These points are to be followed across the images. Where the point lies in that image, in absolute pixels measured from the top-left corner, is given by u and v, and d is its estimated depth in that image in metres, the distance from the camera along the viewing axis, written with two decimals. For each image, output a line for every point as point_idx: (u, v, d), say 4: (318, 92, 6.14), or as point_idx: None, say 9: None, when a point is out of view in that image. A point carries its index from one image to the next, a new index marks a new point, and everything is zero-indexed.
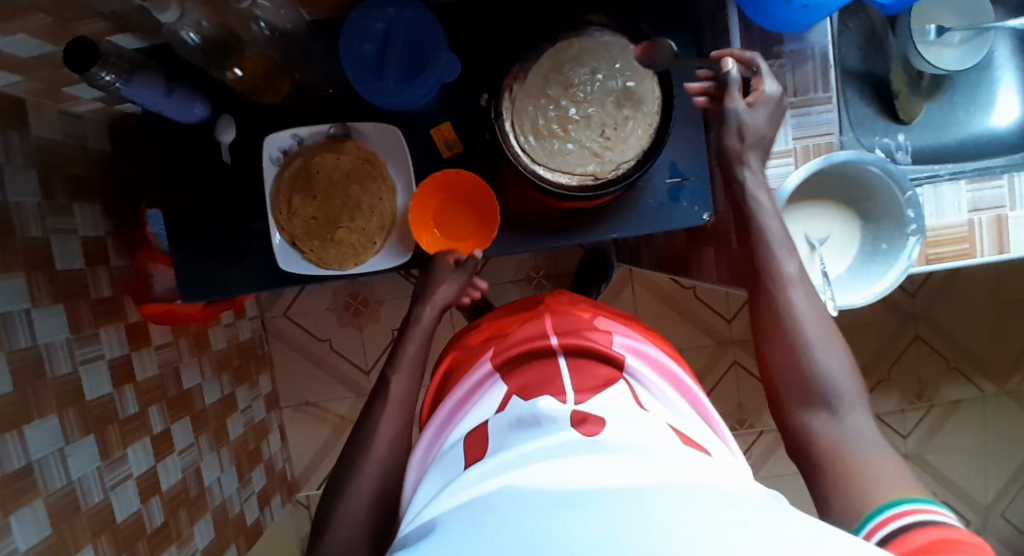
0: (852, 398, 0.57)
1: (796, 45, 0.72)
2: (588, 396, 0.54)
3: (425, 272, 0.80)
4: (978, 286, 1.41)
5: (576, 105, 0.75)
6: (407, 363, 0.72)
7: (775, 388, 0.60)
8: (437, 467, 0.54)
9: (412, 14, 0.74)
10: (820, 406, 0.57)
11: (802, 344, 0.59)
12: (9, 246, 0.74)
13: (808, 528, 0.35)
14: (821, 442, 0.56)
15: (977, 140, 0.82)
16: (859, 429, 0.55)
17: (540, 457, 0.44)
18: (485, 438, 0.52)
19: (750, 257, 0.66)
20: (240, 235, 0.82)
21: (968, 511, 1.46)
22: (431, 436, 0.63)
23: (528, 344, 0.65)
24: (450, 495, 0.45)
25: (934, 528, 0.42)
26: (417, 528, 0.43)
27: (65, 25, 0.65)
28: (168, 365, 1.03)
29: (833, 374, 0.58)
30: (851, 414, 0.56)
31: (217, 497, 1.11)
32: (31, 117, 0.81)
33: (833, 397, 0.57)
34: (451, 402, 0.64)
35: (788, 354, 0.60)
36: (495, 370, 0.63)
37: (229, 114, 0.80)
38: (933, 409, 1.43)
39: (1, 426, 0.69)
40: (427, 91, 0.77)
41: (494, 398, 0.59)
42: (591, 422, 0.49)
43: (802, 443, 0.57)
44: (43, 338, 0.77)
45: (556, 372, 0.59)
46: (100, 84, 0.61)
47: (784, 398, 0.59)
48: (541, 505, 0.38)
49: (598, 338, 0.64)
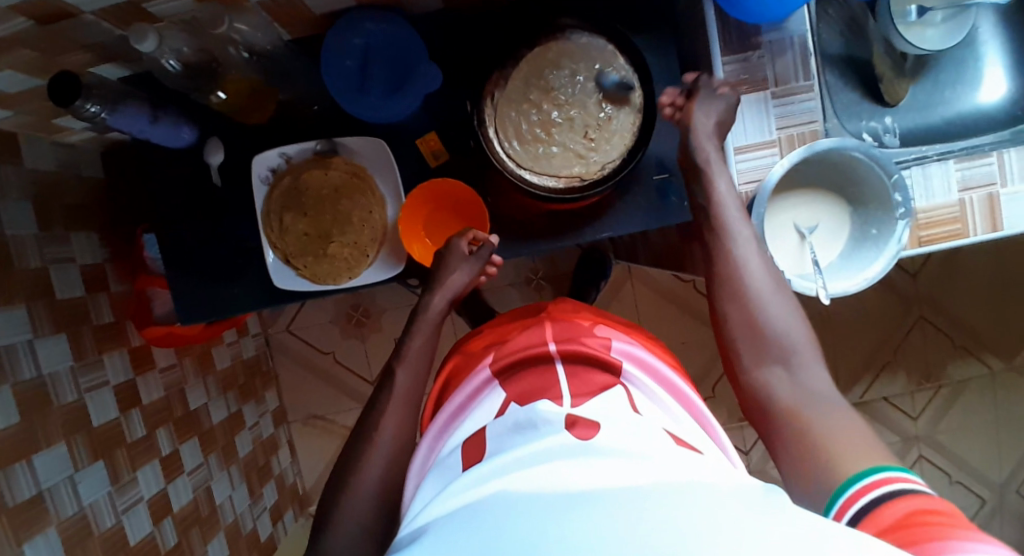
0: (802, 350, 0.64)
1: (774, 35, 0.72)
2: (584, 401, 0.55)
3: (435, 263, 0.80)
4: (979, 262, 1.40)
5: (559, 108, 0.76)
6: (412, 356, 0.74)
7: (734, 345, 0.67)
8: (435, 475, 0.53)
9: (390, 29, 0.75)
10: (775, 360, 0.64)
11: (759, 301, 0.66)
12: (8, 278, 0.75)
13: (801, 526, 0.35)
14: (778, 392, 0.62)
15: (965, 117, 0.81)
16: (809, 379, 0.63)
17: (533, 463, 0.44)
18: (484, 442, 0.53)
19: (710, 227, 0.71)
20: (235, 255, 0.83)
21: (982, 490, 1.46)
22: (430, 443, 0.63)
23: (524, 351, 0.65)
24: (446, 499, 0.45)
25: (901, 506, 0.45)
26: (409, 534, 0.43)
27: (49, 60, 0.65)
28: (173, 387, 1.04)
29: (785, 331, 0.65)
30: (802, 364, 0.63)
31: (229, 514, 1.12)
32: (23, 150, 0.82)
33: (787, 354, 0.64)
34: (449, 410, 0.64)
35: (744, 316, 0.66)
36: (494, 377, 0.63)
37: (217, 136, 0.81)
38: (941, 389, 1.42)
39: (9, 458, 0.69)
40: (408, 105, 0.78)
41: (493, 403, 0.59)
42: (584, 426, 0.49)
43: (762, 394, 0.63)
44: (48, 368, 0.78)
45: (554, 378, 0.60)
46: (87, 116, 0.62)
47: (743, 356, 0.66)
48: (535, 507, 0.38)
49: (594, 344, 0.65)
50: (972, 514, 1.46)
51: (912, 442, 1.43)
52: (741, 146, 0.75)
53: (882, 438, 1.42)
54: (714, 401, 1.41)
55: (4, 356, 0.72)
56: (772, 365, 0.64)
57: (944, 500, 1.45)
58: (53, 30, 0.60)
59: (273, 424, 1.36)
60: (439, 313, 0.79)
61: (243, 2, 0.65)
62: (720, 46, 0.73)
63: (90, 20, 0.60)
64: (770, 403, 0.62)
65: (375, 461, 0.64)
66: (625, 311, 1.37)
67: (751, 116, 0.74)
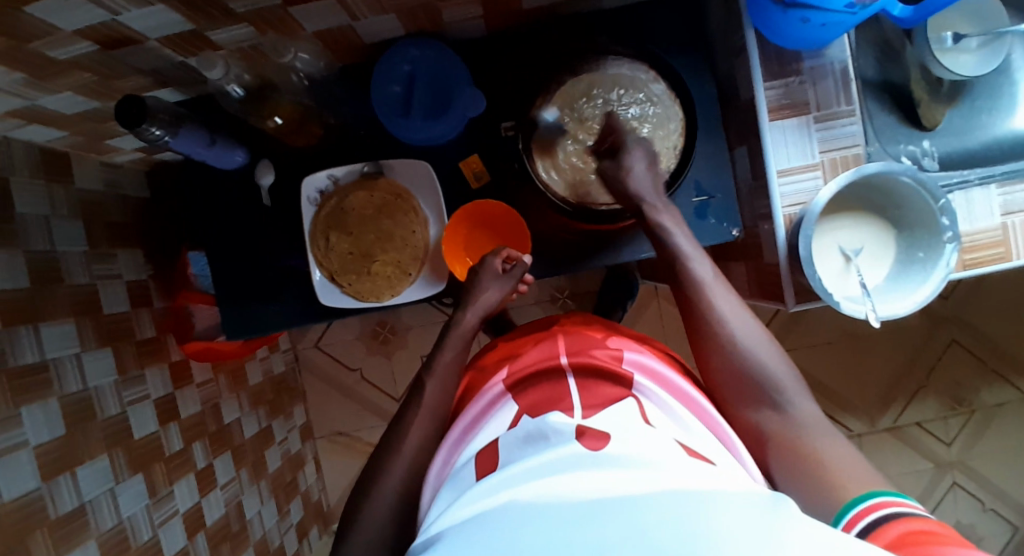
0: (792, 389, 0.63)
1: (814, 61, 0.74)
2: (594, 411, 0.55)
3: (468, 277, 0.80)
4: (1013, 286, 1.38)
5: (593, 137, 0.79)
6: (442, 365, 0.73)
7: (721, 388, 0.65)
8: (451, 486, 0.53)
9: (436, 55, 0.78)
10: (765, 402, 0.62)
11: (731, 341, 0.66)
12: (60, 293, 0.77)
13: (821, 530, 0.35)
14: (774, 435, 0.60)
15: (1002, 143, 0.81)
16: (802, 418, 0.61)
17: (550, 472, 0.44)
18: (496, 453, 0.53)
19: (672, 273, 0.72)
20: (277, 273, 0.85)
21: (1017, 517, 1.42)
22: (446, 453, 0.63)
23: (539, 364, 0.65)
24: (458, 509, 0.44)
25: (914, 521, 0.43)
26: (426, 541, 0.43)
27: (109, 83, 0.68)
28: (209, 402, 1.05)
29: (771, 372, 0.63)
30: (792, 403, 0.62)
31: (257, 530, 1.12)
32: (75, 170, 0.85)
33: (770, 390, 0.62)
34: (464, 422, 0.64)
35: (723, 358, 0.65)
36: (508, 389, 0.64)
37: (267, 158, 0.84)
38: (974, 414, 1.39)
39: (51, 471, 0.70)
40: (451, 127, 0.81)
41: (506, 415, 0.59)
42: (594, 437, 0.49)
43: (756, 438, 0.61)
44: (93, 382, 0.80)
45: (565, 389, 0.60)
46: (149, 139, 0.65)
47: (732, 399, 0.65)
48: (567, 516, 0.38)
49: (608, 357, 0.65)
50: (1007, 542, 1.43)
51: (944, 468, 1.40)
52: (783, 170, 0.75)
53: (914, 464, 1.39)
54: None
55: (53, 370, 0.74)
56: (764, 407, 0.62)
57: (978, 529, 1.41)
58: (116, 54, 0.62)
59: (300, 440, 1.37)
60: (470, 330, 0.77)
61: (300, 31, 0.68)
62: (760, 71, 0.74)
63: (152, 47, 0.63)
64: (766, 444, 0.60)
65: (421, 478, 0.64)
66: (651, 331, 1.37)
67: (795, 139, 0.75)
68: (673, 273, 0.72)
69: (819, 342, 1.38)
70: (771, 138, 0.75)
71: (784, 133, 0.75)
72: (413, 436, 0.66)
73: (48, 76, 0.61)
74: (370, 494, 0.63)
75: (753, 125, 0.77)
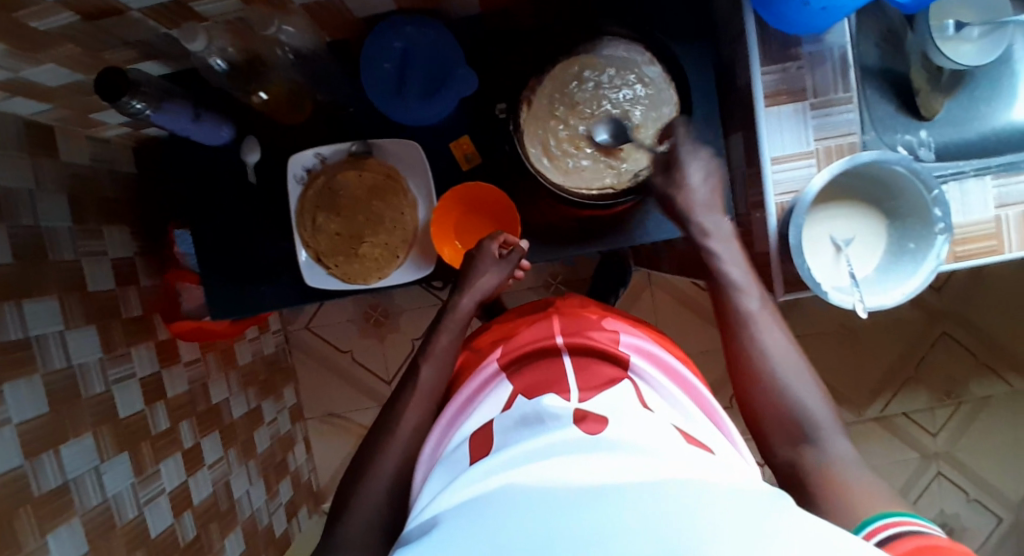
0: (831, 428, 0.60)
1: (814, 47, 0.72)
2: (591, 394, 0.54)
3: (467, 263, 0.79)
4: (1005, 281, 1.38)
5: (585, 122, 0.76)
6: (439, 352, 0.72)
7: (764, 426, 0.64)
8: (444, 469, 0.53)
9: (431, 33, 0.77)
10: (804, 441, 0.60)
11: (774, 376, 0.64)
12: (44, 269, 0.76)
13: (817, 526, 0.35)
14: (810, 474, 0.58)
15: (998, 134, 0.80)
16: (840, 456, 0.58)
17: (545, 456, 0.44)
18: (489, 436, 0.52)
19: (716, 302, 0.71)
20: (267, 252, 0.84)
21: (1000, 509, 1.44)
22: (439, 436, 0.63)
23: (532, 345, 0.65)
24: (453, 493, 0.44)
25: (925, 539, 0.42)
26: (420, 525, 0.43)
27: (92, 56, 0.66)
28: (197, 382, 1.05)
29: (811, 411, 0.61)
30: (830, 442, 0.59)
31: (245, 509, 1.12)
32: (61, 144, 0.83)
33: (806, 429, 0.61)
34: (456, 404, 0.65)
35: (765, 396, 0.64)
36: (501, 370, 0.64)
37: (252, 135, 0.83)
38: (962, 407, 1.40)
39: (34, 447, 0.70)
40: (445, 107, 0.79)
41: (499, 397, 0.59)
42: (593, 420, 0.49)
43: (792, 477, 0.60)
44: (78, 358, 0.79)
45: (561, 370, 0.59)
46: (132, 113, 0.63)
47: (769, 437, 0.63)
48: (562, 502, 0.37)
49: (604, 339, 0.65)
50: (990, 532, 1.44)
51: (930, 459, 1.41)
52: (779, 157, 0.74)
53: (900, 454, 1.40)
54: (732, 412, 1.40)
55: (37, 347, 0.73)
56: (801, 444, 0.60)
57: (961, 519, 1.43)
58: (100, 26, 0.60)
59: (290, 420, 1.37)
60: (466, 315, 0.76)
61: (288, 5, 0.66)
62: (759, 56, 0.73)
63: (137, 18, 0.61)
64: (800, 479, 0.59)
65: (407, 460, 0.64)
66: (643, 318, 1.37)
67: (791, 125, 0.74)
68: (720, 304, 0.71)
69: (812, 331, 1.38)
70: (767, 125, 0.74)
71: (779, 120, 0.74)
72: (400, 419, 0.66)
73: (28, 47, 0.59)
74: (357, 477, 0.63)
75: (750, 113, 0.76)
